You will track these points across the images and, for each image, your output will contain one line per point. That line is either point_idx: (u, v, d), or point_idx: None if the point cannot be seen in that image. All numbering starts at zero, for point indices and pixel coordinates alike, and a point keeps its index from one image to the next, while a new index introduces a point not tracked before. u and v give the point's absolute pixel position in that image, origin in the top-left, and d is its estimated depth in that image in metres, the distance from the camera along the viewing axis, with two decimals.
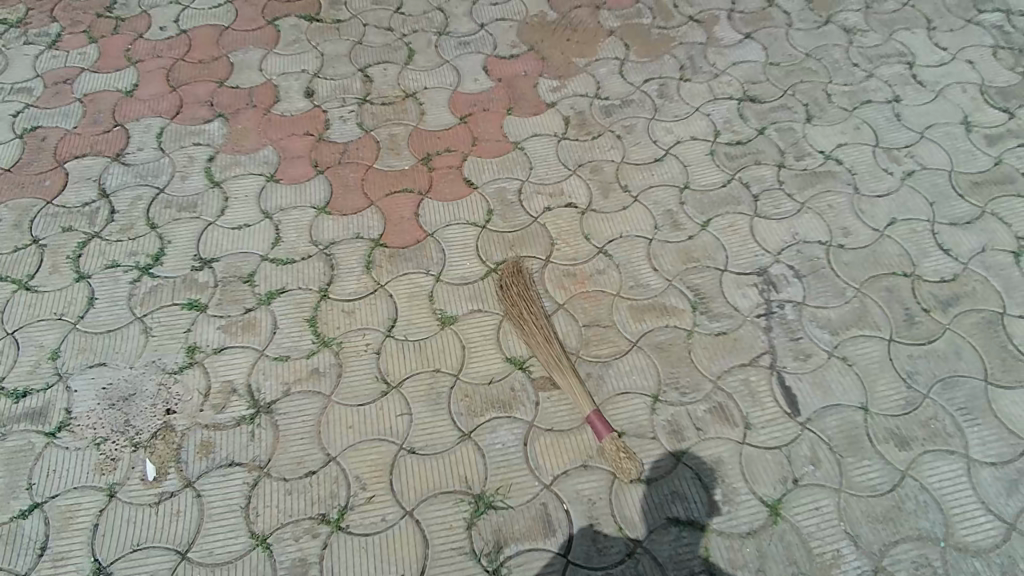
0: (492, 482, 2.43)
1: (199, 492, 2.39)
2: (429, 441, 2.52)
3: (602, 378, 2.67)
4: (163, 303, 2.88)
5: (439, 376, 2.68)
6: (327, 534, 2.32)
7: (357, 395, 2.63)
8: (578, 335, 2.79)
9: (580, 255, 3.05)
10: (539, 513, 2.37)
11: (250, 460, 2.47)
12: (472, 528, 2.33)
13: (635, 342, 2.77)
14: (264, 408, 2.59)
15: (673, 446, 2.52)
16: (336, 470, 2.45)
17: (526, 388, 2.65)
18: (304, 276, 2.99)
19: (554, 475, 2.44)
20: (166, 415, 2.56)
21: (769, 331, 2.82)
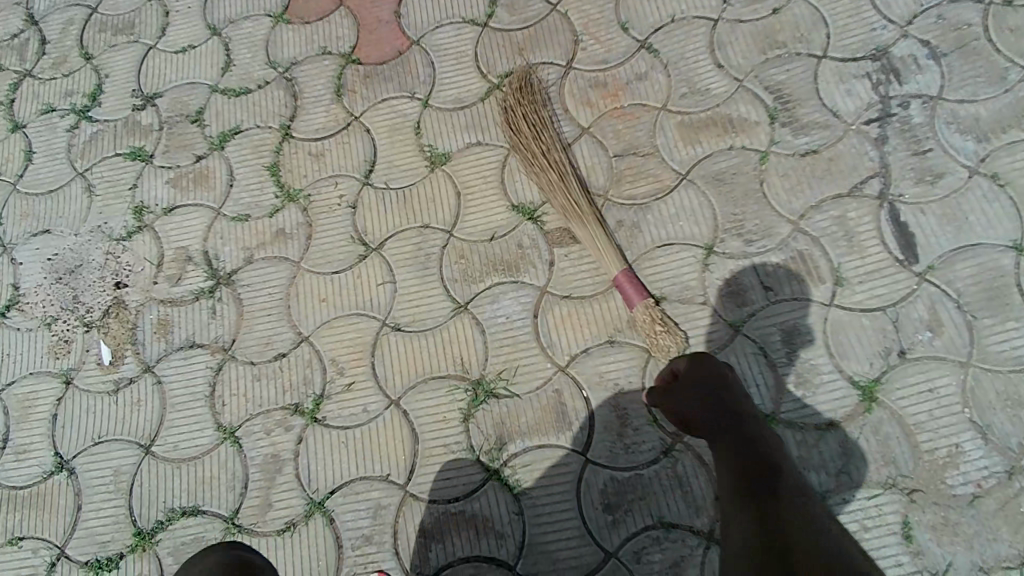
0: (494, 365, 1.94)
1: (159, 379, 2.05)
2: (418, 316, 2.03)
3: (638, 226, 2.01)
4: (104, 154, 2.42)
5: (429, 234, 2.12)
6: (301, 428, 1.93)
7: (330, 260, 2.14)
8: (606, 170, 2.09)
9: (613, 54, 2.22)
10: (552, 403, 1.88)
11: (212, 341, 2.07)
12: (469, 422, 1.89)
13: (686, 174, 2.04)
14: (224, 279, 2.15)
15: (731, 314, 1.89)
16: (309, 352, 2.02)
17: (537, 244, 2.05)
18: (261, 109, 2.38)
19: (571, 355, 1.92)
20: (116, 289, 2.18)
21: (882, 143, 1.98)
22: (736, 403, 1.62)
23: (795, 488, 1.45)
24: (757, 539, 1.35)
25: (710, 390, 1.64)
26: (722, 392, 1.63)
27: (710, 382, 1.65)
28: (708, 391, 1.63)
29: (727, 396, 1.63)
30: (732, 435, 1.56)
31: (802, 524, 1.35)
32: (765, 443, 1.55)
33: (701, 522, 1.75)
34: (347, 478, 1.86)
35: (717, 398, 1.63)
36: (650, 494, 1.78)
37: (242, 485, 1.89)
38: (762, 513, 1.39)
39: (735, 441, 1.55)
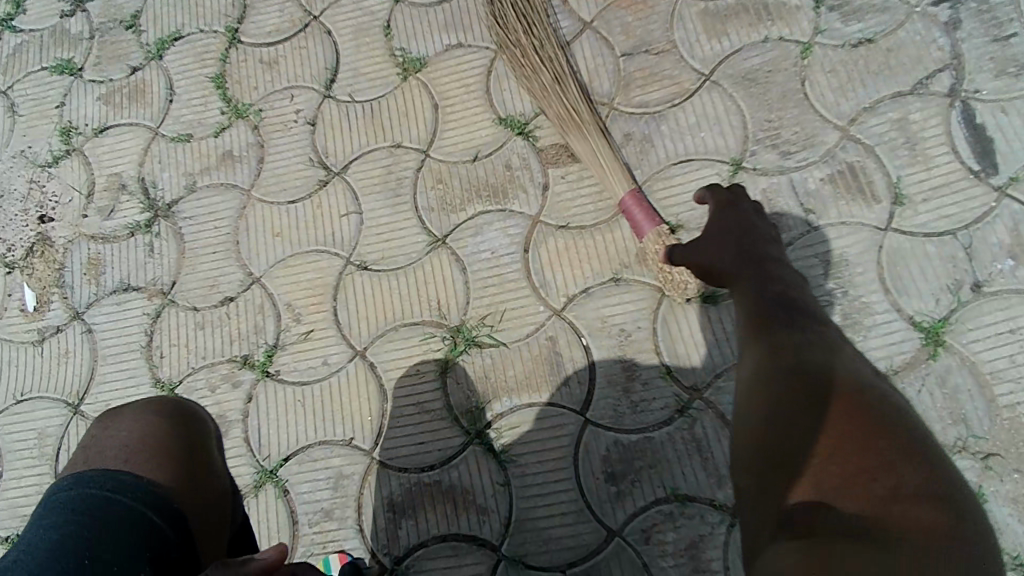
0: (476, 308, 1.62)
1: (89, 327, 1.76)
2: (387, 252, 1.69)
3: (650, 140, 1.66)
4: (30, 70, 2.05)
5: (400, 154, 1.77)
6: (252, 384, 1.64)
7: (285, 188, 1.79)
8: (612, 73, 1.72)
9: None
10: (545, 353, 1.58)
11: (150, 284, 1.78)
12: (447, 376, 1.58)
13: (709, 75, 1.67)
14: (163, 211, 1.84)
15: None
16: (260, 296, 1.71)
17: (529, 164, 1.70)
18: (204, 10, 2.01)
19: (568, 296, 1.60)
20: (41, 224, 1.88)
21: (955, 28, 1.60)
22: (761, 242, 1.32)
23: (820, 322, 1.18)
24: (768, 368, 1.10)
25: (736, 231, 1.34)
26: (750, 230, 1.34)
27: (737, 221, 1.36)
28: (726, 232, 1.35)
29: (754, 232, 1.34)
30: (757, 271, 1.27)
31: (823, 350, 1.10)
32: (794, 282, 1.26)
33: (723, 495, 1.46)
34: (304, 442, 1.59)
35: (744, 236, 1.33)
36: (662, 461, 1.49)
37: None
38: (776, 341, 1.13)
39: (759, 276, 1.26)
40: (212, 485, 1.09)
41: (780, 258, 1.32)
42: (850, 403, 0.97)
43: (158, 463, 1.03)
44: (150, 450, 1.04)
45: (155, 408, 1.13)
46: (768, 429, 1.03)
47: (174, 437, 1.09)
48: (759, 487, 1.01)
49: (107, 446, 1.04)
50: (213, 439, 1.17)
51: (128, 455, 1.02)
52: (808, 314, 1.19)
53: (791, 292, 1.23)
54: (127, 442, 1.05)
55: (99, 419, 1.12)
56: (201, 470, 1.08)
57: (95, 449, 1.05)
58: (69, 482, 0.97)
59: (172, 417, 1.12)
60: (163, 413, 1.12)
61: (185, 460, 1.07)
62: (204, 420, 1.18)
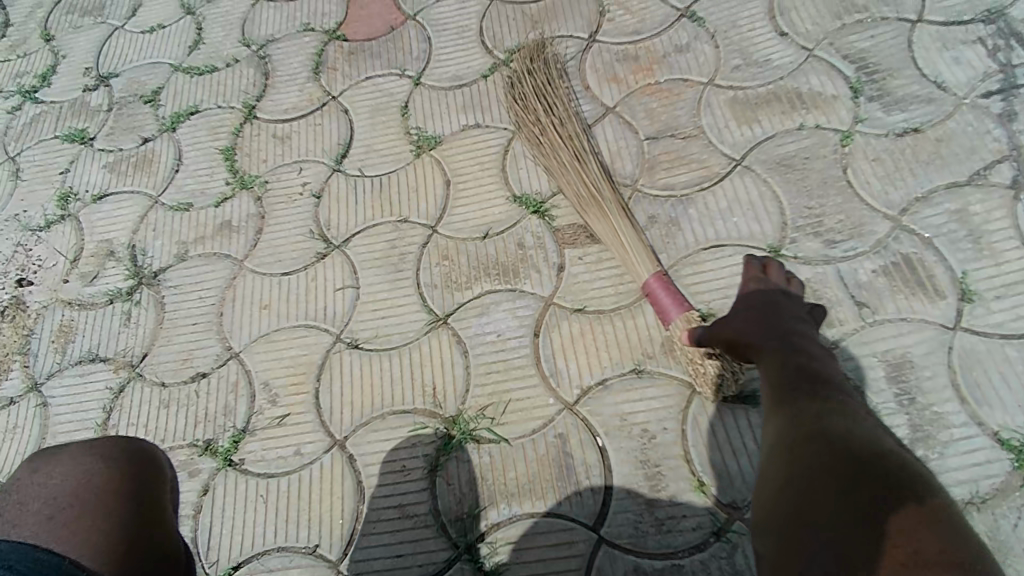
0: (477, 398, 1.42)
1: (44, 401, 1.57)
2: (382, 330, 1.52)
3: (677, 223, 1.53)
4: (41, 137, 2.03)
5: (406, 229, 1.65)
6: (210, 475, 1.42)
7: (280, 259, 1.66)
8: (636, 155, 1.63)
9: (646, 25, 1.80)
10: (553, 453, 1.34)
11: (119, 355, 1.60)
12: (437, 475, 1.35)
13: (741, 160, 1.57)
14: (148, 279, 1.70)
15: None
16: (236, 373, 1.53)
17: (544, 243, 1.57)
18: (225, 89, 2.00)
19: (582, 388, 1.40)
20: (18, 287, 1.75)
21: (1009, 121, 1.50)
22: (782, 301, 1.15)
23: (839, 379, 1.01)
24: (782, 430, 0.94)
25: (761, 305, 1.16)
26: (772, 297, 1.17)
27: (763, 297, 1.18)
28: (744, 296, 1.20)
29: (778, 300, 1.16)
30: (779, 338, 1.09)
31: (836, 403, 0.94)
32: (823, 354, 1.06)
33: None
34: (261, 548, 1.33)
35: (768, 307, 1.15)
36: None
37: None
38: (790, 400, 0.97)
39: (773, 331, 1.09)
40: (164, 548, 0.83)
41: (809, 326, 1.12)
42: (865, 455, 0.81)
43: (91, 532, 0.78)
44: (84, 511, 0.81)
45: (101, 449, 0.89)
46: (784, 497, 0.86)
47: (120, 489, 0.85)
48: (781, 564, 0.84)
49: (32, 502, 0.82)
50: (170, 486, 0.93)
51: (53, 517, 0.79)
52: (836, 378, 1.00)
53: (819, 361, 1.03)
54: (57, 498, 0.82)
55: (32, 458, 0.89)
56: (150, 530, 0.83)
57: (16, 504, 0.82)
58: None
59: (123, 461, 0.88)
60: (111, 455, 0.88)
61: (131, 520, 0.82)
62: (160, 462, 0.93)
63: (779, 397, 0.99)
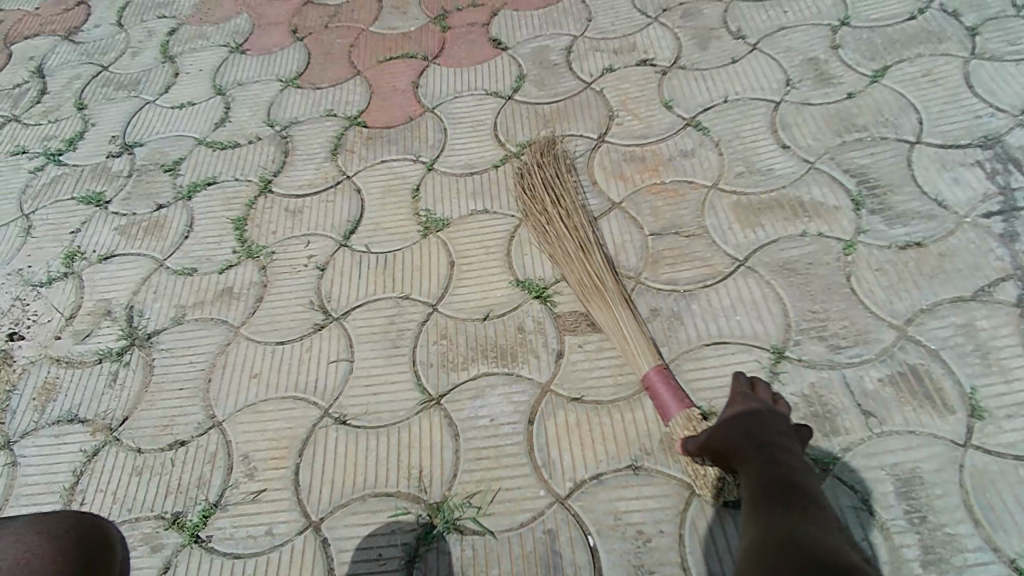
0: (465, 484, 1.35)
1: (13, 459, 1.50)
2: (370, 407, 1.48)
3: (679, 318, 1.52)
4: (59, 198, 2.09)
5: (406, 307, 1.64)
6: (173, 551, 1.33)
7: (276, 329, 1.64)
8: (640, 249, 1.65)
9: (654, 130, 1.88)
10: (540, 552, 1.26)
11: (98, 416, 1.55)
12: (414, 567, 1.26)
13: (744, 261, 1.58)
14: (141, 340, 1.68)
15: (815, 446, 1.31)
16: (215, 442, 1.47)
17: (544, 329, 1.55)
18: (244, 163, 2.07)
19: (575, 481, 1.33)
20: (9, 341, 1.72)
21: (1010, 241, 1.52)
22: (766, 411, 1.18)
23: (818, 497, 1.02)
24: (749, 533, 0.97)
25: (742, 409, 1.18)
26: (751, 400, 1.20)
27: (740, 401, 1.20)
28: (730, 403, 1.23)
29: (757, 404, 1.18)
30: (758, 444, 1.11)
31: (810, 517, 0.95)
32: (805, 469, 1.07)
33: None
34: None
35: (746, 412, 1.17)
36: None
37: None
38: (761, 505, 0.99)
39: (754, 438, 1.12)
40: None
41: (793, 436, 1.13)
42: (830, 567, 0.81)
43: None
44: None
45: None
46: None
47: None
48: None
49: None
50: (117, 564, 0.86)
51: None
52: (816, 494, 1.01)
53: (799, 474, 1.05)
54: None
55: None
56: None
57: None
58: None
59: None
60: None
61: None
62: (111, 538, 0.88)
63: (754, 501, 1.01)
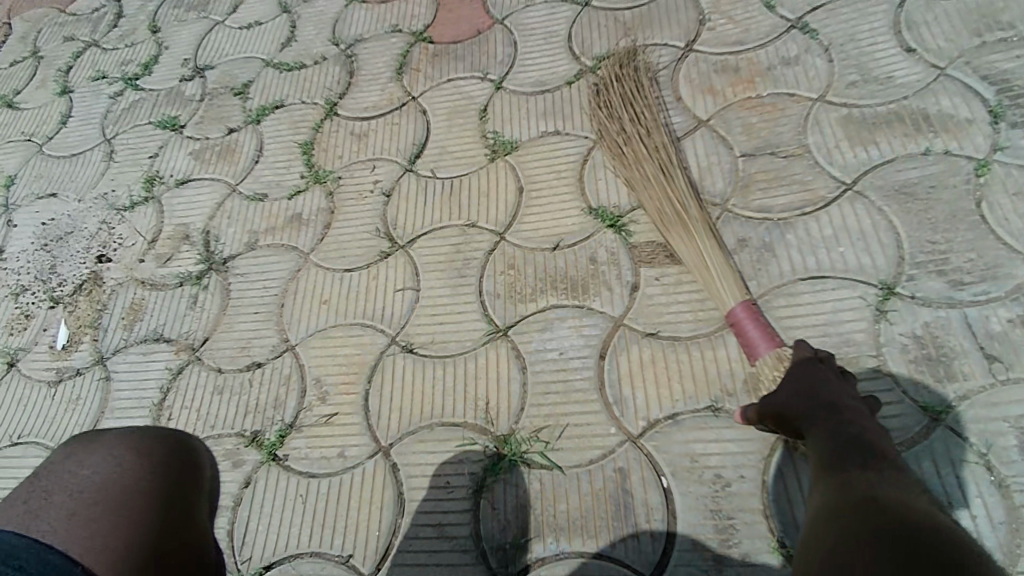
0: (531, 419, 1.32)
1: (107, 375, 1.59)
2: (439, 336, 1.46)
3: (771, 249, 1.39)
4: (137, 123, 2.12)
5: (474, 234, 1.58)
6: (253, 467, 1.38)
7: (345, 256, 1.63)
8: (728, 173, 1.50)
9: (749, 36, 1.67)
10: (612, 489, 1.23)
11: (182, 337, 1.61)
12: (482, 496, 1.26)
13: (851, 185, 1.41)
14: (218, 264, 1.71)
15: (928, 392, 1.20)
16: (289, 366, 1.49)
17: (618, 260, 1.46)
18: (311, 85, 2.02)
19: (649, 421, 1.28)
20: (98, 262, 1.79)
21: None
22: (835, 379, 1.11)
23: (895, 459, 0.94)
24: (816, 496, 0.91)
25: (807, 371, 1.12)
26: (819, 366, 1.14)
27: (803, 364, 1.14)
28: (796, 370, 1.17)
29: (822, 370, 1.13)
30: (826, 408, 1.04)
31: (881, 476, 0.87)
32: (879, 433, 1.00)
33: None
34: (294, 550, 1.27)
35: (810, 375, 1.11)
36: None
37: None
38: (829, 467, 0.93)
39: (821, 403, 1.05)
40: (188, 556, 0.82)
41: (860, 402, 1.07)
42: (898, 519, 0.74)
43: (112, 534, 0.78)
44: (106, 509, 0.80)
45: (140, 446, 0.90)
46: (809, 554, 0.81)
47: (146, 489, 0.85)
48: None
49: (62, 492, 0.82)
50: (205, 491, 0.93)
51: (75, 513, 0.79)
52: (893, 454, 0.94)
53: (873, 437, 0.98)
54: (83, 493, 0.82)
55: (70, 447, 0.91)
56: (174, 538, 0.82)
57: (45, 493, 0.82)
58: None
59: (158, 461, 0.89)
60: (146, 453, 0.89)
61: (154, 525, 0.81)
62: (199, 465, 0.95)
63: (822, 465, 0.95)
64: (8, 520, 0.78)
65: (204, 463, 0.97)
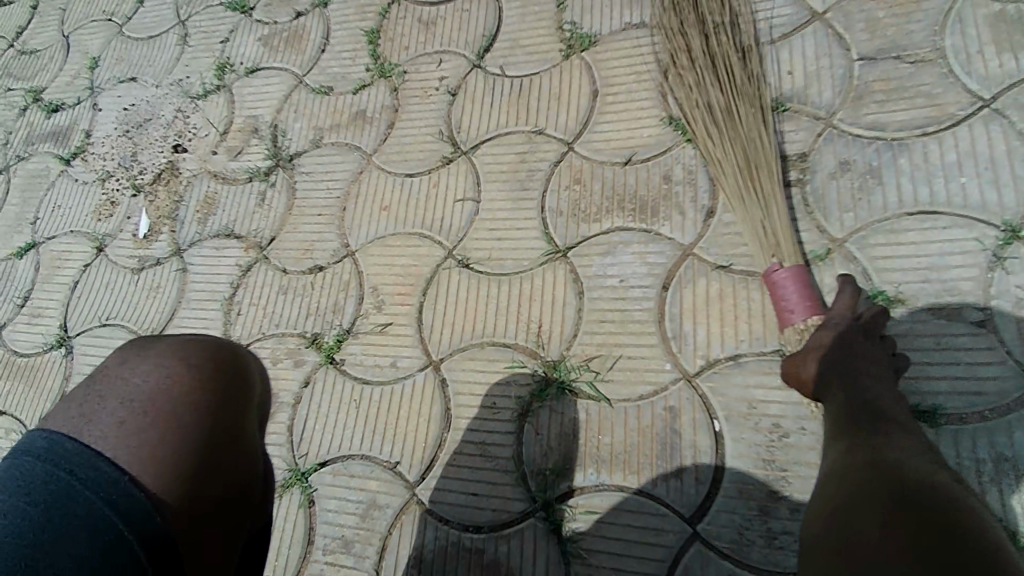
0: (583, 347, 1.27)
1: (184, 266, 1.66)
2: (497, 252, 1.40)
3: (877, 175, 1.19)
4: (208, 3, 2.06)
5: (540, 143, 1.47)
6: (313, 368, 1.43)
7: (408, 159, 1.57)
8: (839, 79, 1.27)
9: None
10: (660, 425, 1.19)
11: (250, 235, 1.64)
12: (528, 419, 1.25)
13: (989, 101, 1.17)
14: (285, 161, 1.70)
15: None
16: (349, 272, 1.50)
17: (695, 180, 1.32)
18: None
19: (708, 361, 1.21)
20: (174, 153, 1.82)
21: None
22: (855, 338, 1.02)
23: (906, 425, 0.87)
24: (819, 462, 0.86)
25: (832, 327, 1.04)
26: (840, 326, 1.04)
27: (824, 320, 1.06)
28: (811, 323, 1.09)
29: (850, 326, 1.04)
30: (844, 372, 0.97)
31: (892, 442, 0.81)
32: (897, 398, 0.92)
33: None
34: (347, 451, 1.34)
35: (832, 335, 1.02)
36: None
37: None
38: (840, 435, 0.87)
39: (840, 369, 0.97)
40: (231, 473, 0.78)
41: (880, 363, 0.98)
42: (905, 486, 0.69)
43: (157, 447, 0.73)
44: (154, 422, 0.75)
45: (188, 353, 0.83)
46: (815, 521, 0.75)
47: (190, 403, 0.78)
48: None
49: (113, 396, 0.77)
50: (257, 404, 0.87)
51: (126, 421, 0.74)
52: (905, 420, 0.87)
53: (889, 402, 0.91)
54: (132, 402, 0.77)
55: (126, 348, 0.85)
56: (219, 451, 0.77)
57: (97, 395, 0.78)
58: (43, 445, 0.70)
59: (209, 373, 0.82)
60: (197, 364, 0.82)
61: (200, 439, 0.76)
62: (250, 377, 0.87)
63: (832, 434, 0.89)
64: (59, 422, 0.74)
65: (257, 372, 0.90)
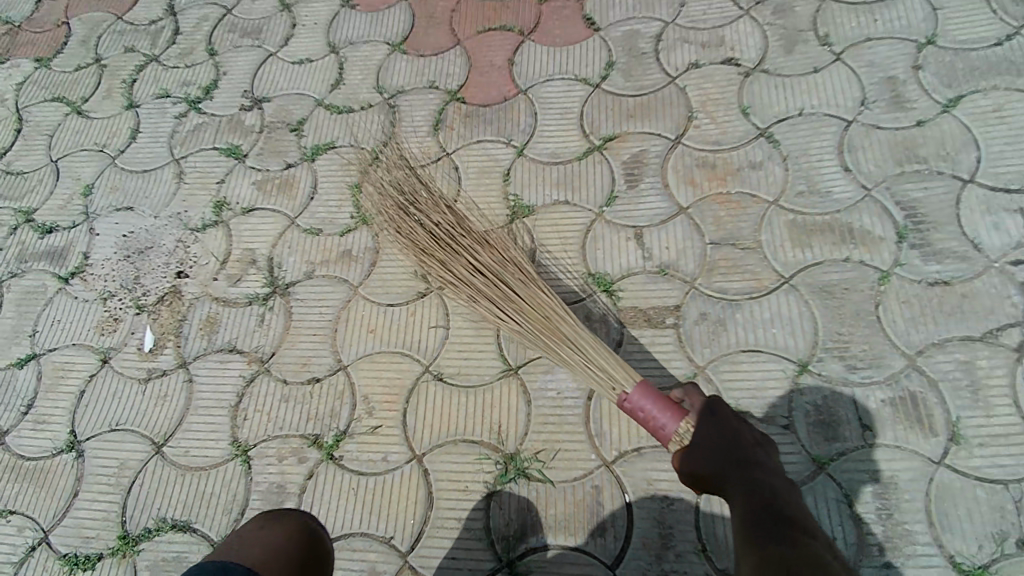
0: (532, 442, 1.74)
1: (191, 377, 1.97)
2: (464, 369, 1.86)
3: (723, 324, 1.80)
4: (202, 147, 2.45)
5: None
6: (315, 462, 1.79)
7: (389, 292, 2.02)
8: (699, 256, 1.89)
9: (728, 136, 2.05)
10: (589, 499, 1.67)
11: (252, 350, 1.99)
12: (493, 499, 1.69)
13: (788, 277, 1.83)
14: (281, 289, 2.08)
15: (818, 447, 1.64)
16: (343, 383, 1.89)
17: (607, 320, 1.86)
18: (359, 131, 2.36)
19: (619, 451, 1.71)
20: (177, 278, 2.15)
21: None
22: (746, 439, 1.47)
23: (794, 512, 1.33)
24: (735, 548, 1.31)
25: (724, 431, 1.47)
26: (733, 428, 1.47)
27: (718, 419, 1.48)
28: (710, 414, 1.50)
29: (741, 425, 1.50)
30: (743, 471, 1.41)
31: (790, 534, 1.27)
32: (781, 487, 1.39)
33: None
34: (348, 529, 1.70)
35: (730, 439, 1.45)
36: None
37: (240, 510, 1.76)
38: (753, 524, 1.31)
39: (739, 468, 1.42)
40: None
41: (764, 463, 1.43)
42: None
43: None
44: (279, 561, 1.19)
45: (298, 523, 1.29)
46: None
47: (298, 552, 1.22)
48: None
49: (255, 543, 1.21)
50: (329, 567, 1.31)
51: (265, 559, 1.18)
52: (792, 509, 1.34)
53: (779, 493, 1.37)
54: (267, 547, 1.20)
55: (260, 517, 1.30)
56: None
57: (246, 542, 1.21)
58: (212, 566, 1.13)
59: (310, 537, 1.27)
60: (306, 531, 1.28)
61: None
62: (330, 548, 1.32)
63: (746, 520, 1.33)
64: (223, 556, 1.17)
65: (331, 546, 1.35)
